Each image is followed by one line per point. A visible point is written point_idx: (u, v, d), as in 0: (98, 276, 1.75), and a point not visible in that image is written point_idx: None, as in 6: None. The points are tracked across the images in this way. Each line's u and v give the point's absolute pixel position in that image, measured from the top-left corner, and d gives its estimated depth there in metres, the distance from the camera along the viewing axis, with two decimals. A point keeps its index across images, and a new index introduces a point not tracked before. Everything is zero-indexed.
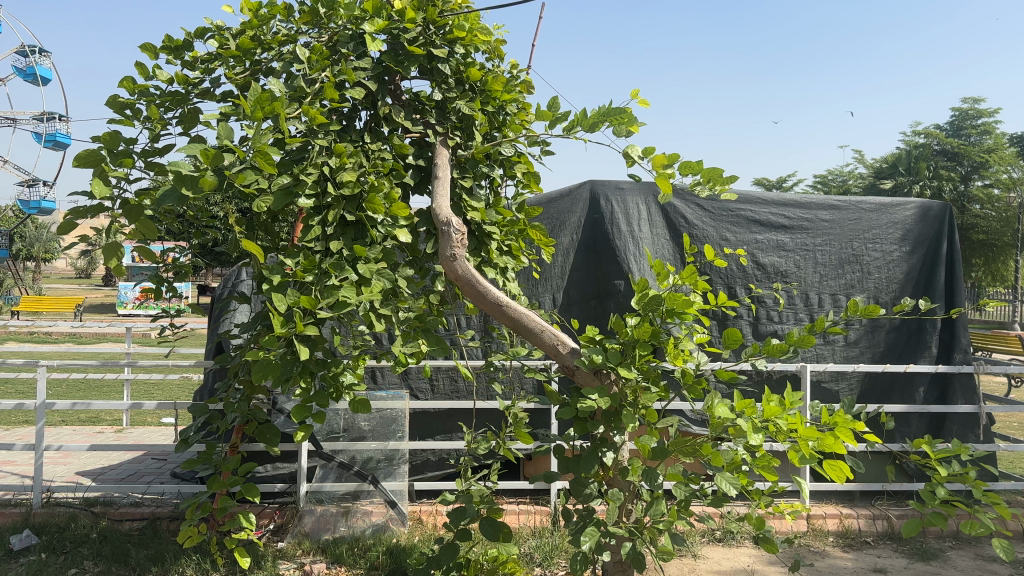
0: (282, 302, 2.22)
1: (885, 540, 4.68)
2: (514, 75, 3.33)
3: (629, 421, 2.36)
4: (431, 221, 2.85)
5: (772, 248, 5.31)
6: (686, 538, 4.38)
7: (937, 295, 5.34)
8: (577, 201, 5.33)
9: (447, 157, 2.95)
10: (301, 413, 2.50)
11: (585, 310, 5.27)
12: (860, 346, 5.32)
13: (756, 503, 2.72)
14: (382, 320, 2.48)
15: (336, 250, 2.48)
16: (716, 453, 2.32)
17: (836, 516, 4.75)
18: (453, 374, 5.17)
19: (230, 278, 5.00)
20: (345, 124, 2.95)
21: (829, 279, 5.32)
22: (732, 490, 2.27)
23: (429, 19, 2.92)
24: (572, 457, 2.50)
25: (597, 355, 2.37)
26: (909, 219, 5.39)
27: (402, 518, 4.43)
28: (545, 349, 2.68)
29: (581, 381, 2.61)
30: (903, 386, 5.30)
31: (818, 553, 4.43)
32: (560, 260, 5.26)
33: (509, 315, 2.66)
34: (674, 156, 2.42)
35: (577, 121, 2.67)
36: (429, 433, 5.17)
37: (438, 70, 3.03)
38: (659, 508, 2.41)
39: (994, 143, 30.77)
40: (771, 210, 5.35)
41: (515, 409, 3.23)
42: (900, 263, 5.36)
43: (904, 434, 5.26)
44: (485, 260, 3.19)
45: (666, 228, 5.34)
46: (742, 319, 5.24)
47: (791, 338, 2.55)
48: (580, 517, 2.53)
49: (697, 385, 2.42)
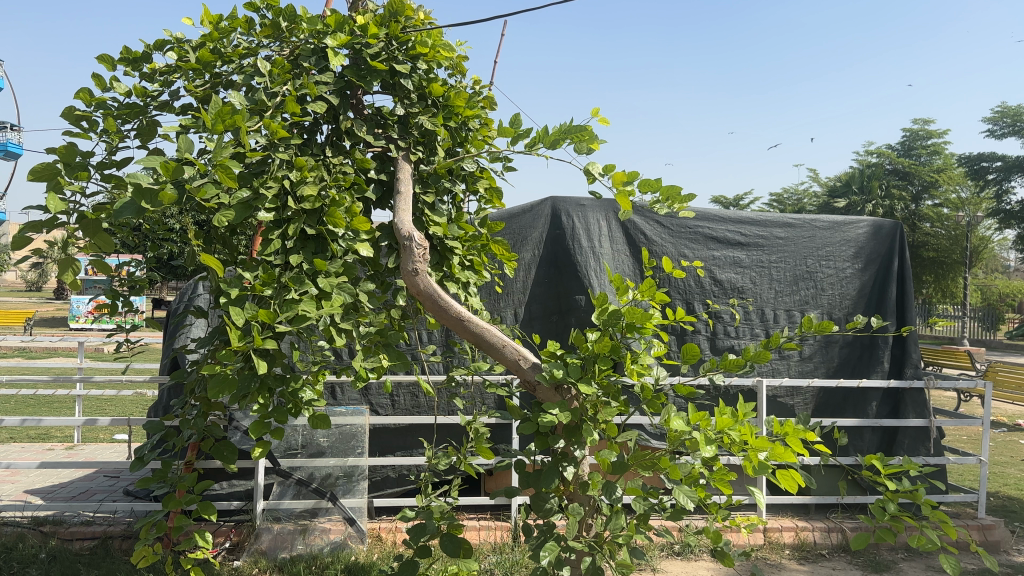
0: (239, 316, 2.19)
1: (839, 552, 4.77)
2: (476, 91, 3.35)
3: (590, 435, 2.37)
4: (393, 236, 2.86)
5: (728, 265, 5.41)
6: (645, 552, 4.45)
7: (889, 311, 5.47)
8: (538, 217, 5.37)
9: (409, 172, 2.95)
10: (259, 429, 2.46)
11: (546, 325, 5.31)
12: (814, 361, 5.44)
13: (715, 516, 2.72)
14: (342, 335, 2.47)
15: (297, 265, 2.46)
16: (674, 467, 2.34)
17: (792, 529, 4.82)
18: (414, 390, 5.17)
19: (185, 292, 4.96)
20: (306, 137, 2.93)
21: (784, 296, 5.42)
22: (689, 503, 2.30)
23: (392, 35, 2.94)
24: (533, 472, 2.49)
25: (557, 369, 2.36)
26: (862, 236, 5.53)
27: (361, 535, 4.38)
28: (506, 364, 2.66)
29: (543, 397, 2.61)
30: (856, 400, 5.43)
31: (773, 566, 4.52)
32: (521, 275, 5.29)
33: (470, 329, 2.62)
34: (634, 173, 2.45)
35: (540, 138, 2.68)
36: (389, 449, 5.16)
37: (400, 86, 3.04)
38: (619, 523, 2.42)
39: (943, 165, 31.80)
40: (728, 227, 5.45)
41: (477, 424, 3.20)
42: (852, 280, 5.49)
43: (858, 448, 5.38)
44: (448, 275, 3.20)
45: (626, 244, 5.41)
46: (700, 334, 5.33)
47: (747, 354, 2.54)
48: (540, 531, 2.53)
49: (657, 399, 2.44)
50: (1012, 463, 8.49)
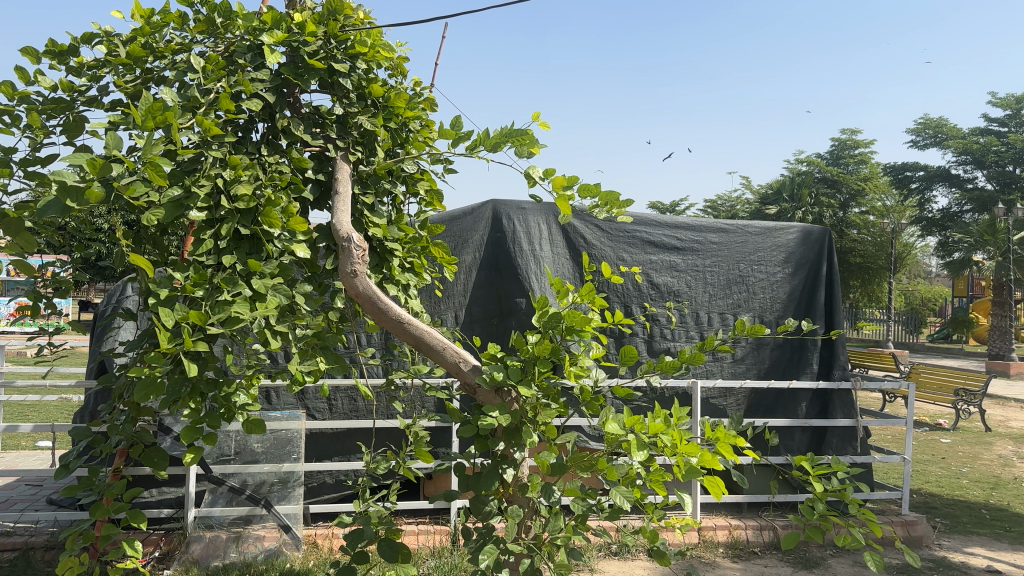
0: (169, 318, 2.12)
1: (771, 550, 4.89)
2: (417, 93, 3.33)
3: (529, 438, 2.37)
4: (330, 237, 2.81)
5: (665, 269, 5.49)
6: (584, 553, 4.50)
7: (818, 316, 5.63)
8: (479, 220, 5.37)
9: (348, 172, 2.90)
10: (191, 435, 2.36)
11: (486, 328, 5.30)
12: (746, 363, 5.58)
13: (651, 516, 2.74)
14: (278, 337, 2.41)
15: (230, 265, 2.39)
16: (611, 468, 2.36)
17: (725, 527, 4.93)
18: (352, 393, 5.12)
19: (113, 294, 4.80)
20: (241, 136, 2.86)
21: (717, 299, 5.55)
22: (625, 504, 2.32)
23: (330, 33, 2.90)
24: (472, 475, 2.47)
25: (498, 372, 2.35)
26: (792, 242, 5.68)
27: (296, 542, 4.33)
28: (446, 367, 2.62)
29: (483, 400, 2.57)
30: (786, 401, 5.58)
31: (708, 564, 4.62)
32: (462, 277, 5.28)
33: (411, 333, 2.58)
34: (574, 178, 2.45)
35: (480, 140, 2.65)
36: (326, 454, 5.08)
37: (339, 85, 2.99)
38: (557, 524, 2.43)
39: (869, 173, 32.94)
40: (665, 232, 5.53)
41: (417, 428, 3.16)
42: (782, 284, 5.64)
43: (788, 448, 5.52)
44: (387, 277, 3.15)
45: (566, 247, 5.44)
46: (638, 337, 5.41)
47: (683, 355, 2.56)
48: (479, 534, 2.51)
49: (595, 401, 2.47)
50: (933, 461, 8.85)
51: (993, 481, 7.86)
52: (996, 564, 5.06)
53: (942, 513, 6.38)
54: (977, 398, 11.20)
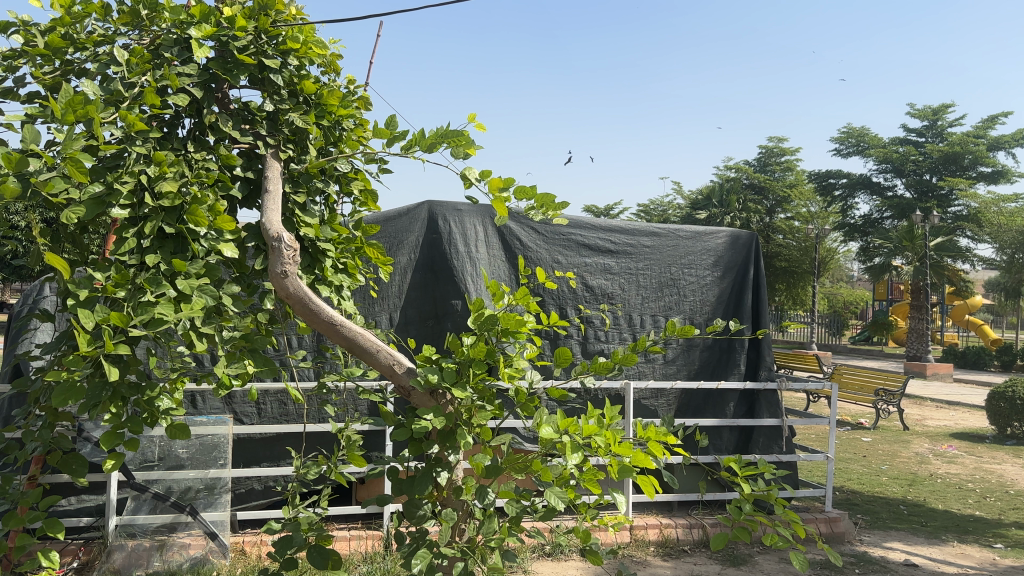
0: (88, 320, 2.01)
1: (700, 548, 4.99)
2: (350, 91, 3.26)
3: (464, 440, 2.34)
4: (260, 236, 2.73)
5: (599, 271, 5.54)
6: (517, 555, 4.51)
7: (746, 318, 5.76)
8: (415, 221, 5.31)
9: (278, 170, 2.81)
10: (111, 440, 2.25)
11: (422, 330, 5.27)
12: (677, 364, 5.66)
13: (584, 516, 2.73)
14: (204, 340, 2.32)
15: (153, 265, 2.29)
16: (545, 469, 2.35)
17: (656, 526, 5.00)
18: (282, 397, 5.00)
19: (29, 294, 4.58)
20: (166, 131, 2.75)
21: (650, 302, 5.63)
22: (559, 504, 2.31)
23: (261, 28, 2.83)
24: (406, 479, 2.42)
25: (432, 374, 2.31)
26: (721, 246, 5.80)
27: (223, 550, 4.20)
28: (380, 370, 2.55)
29: (418, 402, 2.52)
30: (715, 401, 5.70)
31: (639, 563, 4.68)
32: (397, 279, 5.22)
33: (344, 335, 2.51)
34: (510, 180, 2.43)
35: (415, 140, 2.59)
36: (254, 460, 4.96)
37: (269, 81, 2.91)
38: (491, 526, 2.41)
39: (795, 180, 33.96)
40: (599, 235, 5.58)
41: (349, 431, 3.08)
42: (712, 287, 5.76)
43: (717, 448, 5.63)
44: (319, 278, 3.08)
45: (502, 249, 5.43)
46: (572, 339, 5.45)
47: (616, 356, 2.56)
48: (412, 538, 2.48)
49: (530, 402, 2.46)
50: (854, 459, 9.16)
51: (910, 478, 8.17)
52: (913, 558, 5.26)
53: (862, 509, 6.61)
54: (895, 398, 11.63)
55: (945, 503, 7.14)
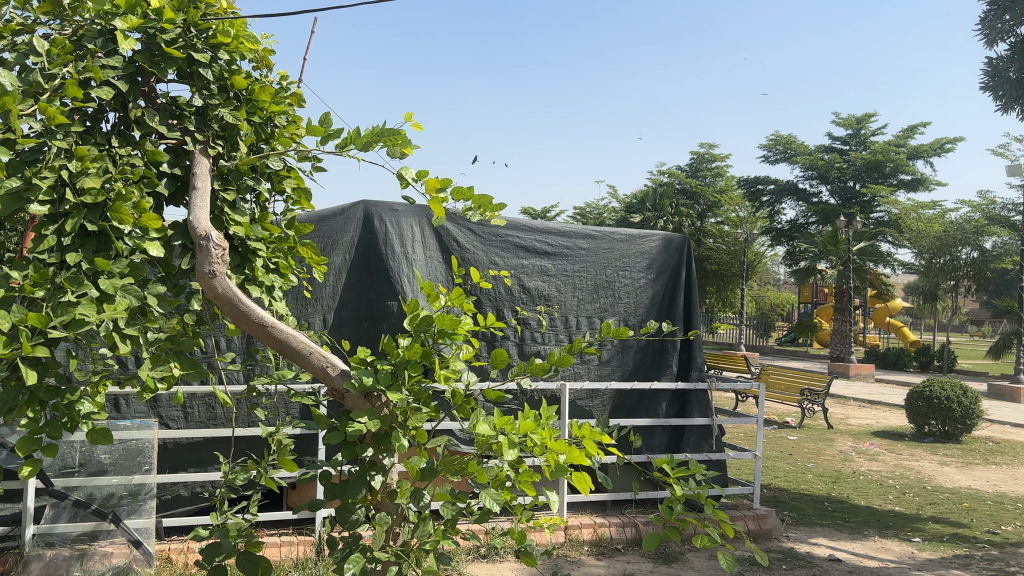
0: (4, 321, 1.92)
1: (633, 546, 5.05)
2: (283, 87, 3.19)
3: (399, 442, 2.31)
4: (187, 235, 2.64)
5: (536, 273, 5.56)
6: (452, 558, 4.50)
7: (678, 319, 5.87)
8: (350, 221, 5.24)
9: (207, 167, 2.73)
10: (28, 446, 2.14)
11: (356, 332, 5.20)
12: (611, 364, 5.73)
13: (519, 517, 2.72)
14: (128, 341, 2.24)
15: (74, 264, 2.20)
16: (481, 470, 2.34)
17: (590, 526, 5.04)
18: (210, 401, 4.87)
19: None
20: (88, 125, 2.64)
21: (585, 303, 5.68)
22: (495, 505, 2.30)
23: (190, 21, 2.75)
24: (338, 483, 2.37)
25: (366, 377, 2.28)
26: (654, 249, 5.89)
27: (147, 558, 4.07)
28: (313, 372, 2.49)
29: (351, 405, 2.46)
30: (648, 401, 5.79)
31: (573, 562, 4.71)
32: (331, 280, 5.14)
33: (274, 336, 2.44)
34: (447, 180, 2.41)
35: (350, 138, 2.55)
36: (180, 465, 4.81)
37: (198, 75, 2.83)
38: (426, 529, 2.39)
39: (725, 185, 34.75)
40: (535, 237, 5.60)
41: (281, 435, 3.00)
42: (646, 289, 5.84)
43: (650, 447, 5.71)
44: (250, 278, 2.99)
45: (439, 250, 5.41)
46: (509, 340, 5.45)
47: (553, 357, 2.56)
48: (345, 543, 2.43)
49: (467, 404, 2.44)
50: (781, 457, 9.42)
51: (833, 475, 8.44)
52: (837, 553, 5.44)
53: (789, 506, 6.80)
54: (820, 397, 12.01)
55: (866, 499, 7.40)
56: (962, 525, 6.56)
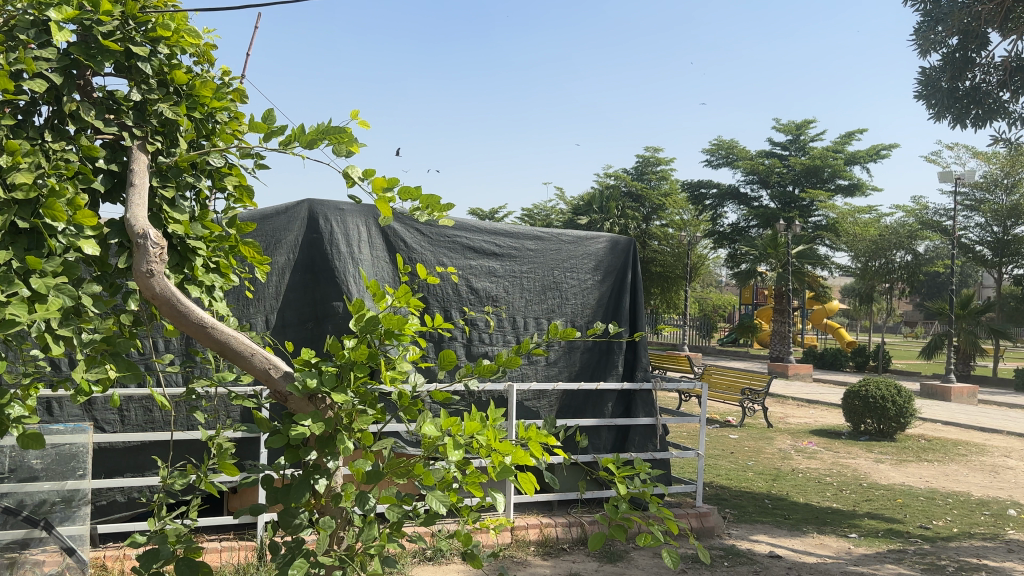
0: None
1: (579, 545, 5.09)
2: (225, 83, 3.13)
3: (343, 444, 2.27)
4: (124, 233, 2.56)
5: (483, 274, 5.56)
6: (398, 561, 4.47)
7: (624, 321, 5.93)
8: (294, 220, 5.15)
9: (145, 163, 2.66)
10: None
11: (300, 333, 5.12)
12: (559, 365, 5.76)
13: (466, 519, 2.71)
14: (61, 343, 2.16)
15: (3, 262, 2.12)
16: (427, 472, 2.32)
17: (536, 526, 5.06)
18: (148, 404, 4.75)
19: None
20: (20, 119, 2.55)
21: (533, 304, 5.70)
22: (441, 508, 2.28)
23: (128, 13, 2.68)
24: (281, 487, 2.32)
25: (310, 379, 2.24)
26: (601, 251, 5.94)
27: (82, 566, 3.77)
28: (255, 374, 2.43)
29: (295, 408, 2.41)
30: (594, 401, 5.83)
31: (520, 563, 4.72)
32: (274, 280, 5.05)
33: (215, 337, 2.38)
34: (395, 180, 2.39)
35: (294, 136, 2.50)
36: (116, 470, 4.67)
37: (137, 69, 2.75)
38: (371, 533, 2.36)
39: (670, 188, 35.27)
40: (483, 238, 5.59)
41: (221, 439, 2.93)
42: (592, 291, 5.89)
43: (596, 447, 5.76)
44: (189, 278, 2.92)
45: (385, 250, 5.37)
46: (456, 341, 5.44)
47: (501, 359, 2.56)
48: (288, 548, 2.39)
49: (414, 406, 2.42)
50: (723, 455, 9.60)
51: (773, 473, 8.64)
52: (776, 549, 5.57)
53: (731, 504, 6.94)
54: (760, 396, 12.28)
55: (805, 496, 7.59)
56: (895, 520, 6.78)
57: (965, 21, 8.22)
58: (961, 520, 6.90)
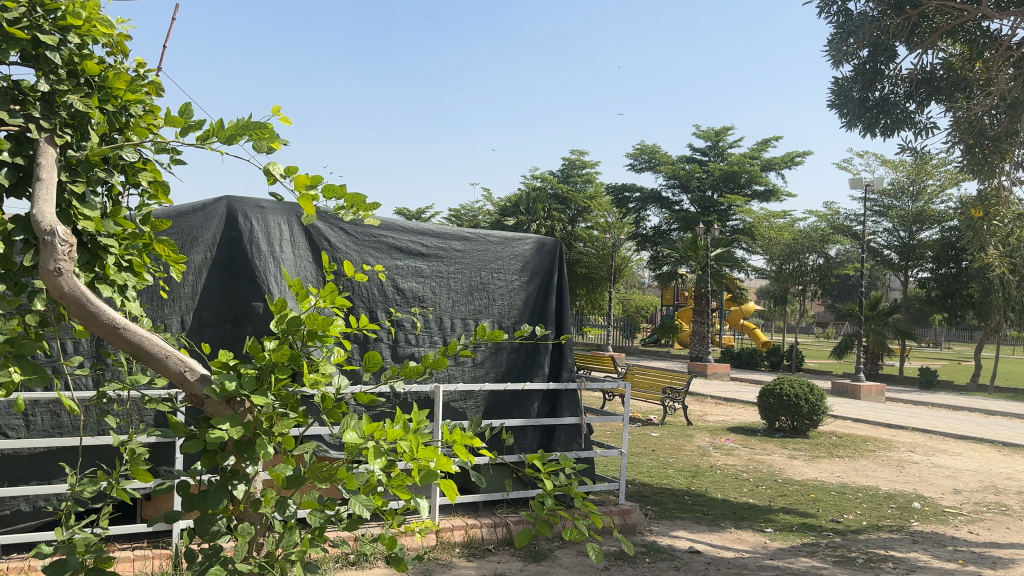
0: None
1: (503, 546, 5.11)
2: (140, 75, 3.01)
3: (263, 449, 2.22)
4: (30, 229, 2.44)
5: (410, 274, 5.51)
6: (320, 566, 4.39)
7: (550, 322, 5.98)
8: (211, 218, 4.99)
9: (54, 157, 2.53)
10: None
11: (218, 334, 4.97)
12: (485, 366, 5.76)
13: (390, 522, 2.68)
14: None
15: None
16: (350, 477, 2.29)
17: (461, 527, 5.04)
18: (56, 408, 4.54)
19: None
20: None
21: (460, 305, 5.68)
22: (365, 512, 2.26)
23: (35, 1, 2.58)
24: (197, 493, 2.25)
25: (229, 382, 2.17)
26: (528, 252, 5.98)
27: None
28: (169, 377, 2.35)
29: (212, 412, 2.33)
30: (520, 402, 5.86)
31: (444, 565, 4.70)
32: (190, 279, 4.88)
33: (127, 338, 2.27)
34: (318, 178, 2.34)
35: (213, 131, 2.43)
36: (21, 478, 4.44)
37: (45, 58, 2.63)
38: (292, 539, 2.31)
39: (595, 191, 35.72)
40: (410, 238, 5.54)
41: (134, 444, 2.82)
42: (519, 292, 5.92)
43: (522, 446, 5.79)
44: (99, 277, 2.80)
45: (308, 249, 5.28)
46: (382, 342, 5.38)
47: (427, 360, 2.54)
48: (205, 556, 2.31)
49: (337, 409, 2.38)
50: (645, 453, 9.78)
51: (693, 470, 8.84)
52: (696, 545, 5.71)
53: (652, 501, 7.08)
54: (680, 395, 12.54)
55: (723, 492, 7.80)
56: (808, 515, 7.03)
57: (875, 34, 8.61)
58: (869, 513, 7.20)
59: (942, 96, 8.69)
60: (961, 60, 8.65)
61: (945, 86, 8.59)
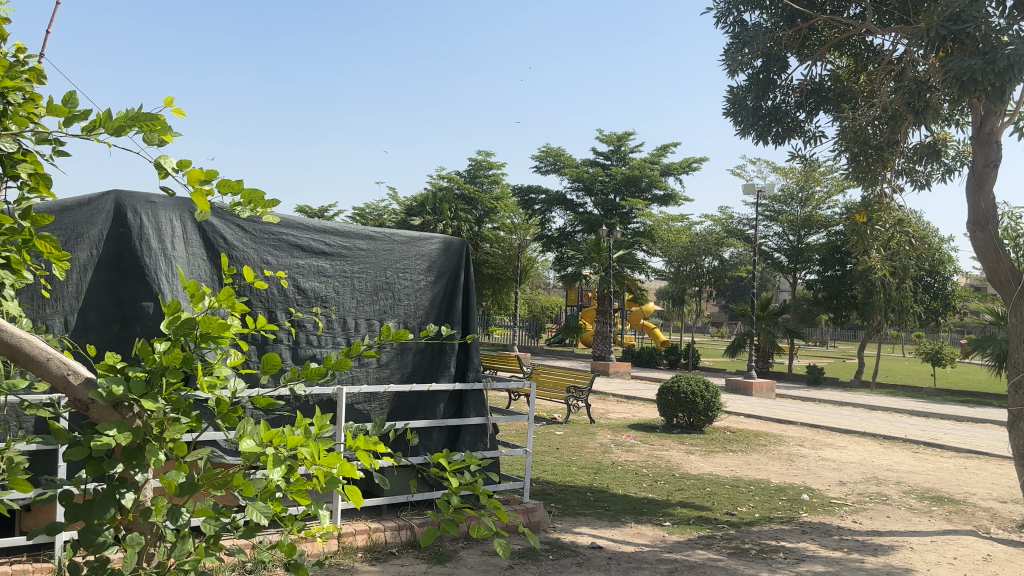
0: None
1: (407, 548, 5.06)
2: (19, 60, 2.83)
3: (153, 455, 2.11)
4: None
5: (312, 274, 5.39)
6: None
7: (456, 322, 5.98)
8: (98, 213, 4.73)
9: None
10: None
11: (104, 336, 4.73)
12: (390, 367, 5.69)
13: (290, 528, 2.61)
14: None
15: None
16: (247, 483, 2.20)
17: (364, 531, 4.97)
18: None
19: None
20: None
21: (364, 305, 5.60)
22: (262, 519, 2.18)
23: None
24: (81, 502, 2.13)
25: (116, 386, 2.06)
26: (433, 252, 5.95)
27: None
28: (51, 381, 2.21)
29: (97, 416, 2.23)
30: (425, 403, 5.82)
31: (346, 570, 4.62)
32: (74, 277, 4.63)
33: (4, 340, 2.17)
34: (213, 173, 2.25)
35: (100, 121, 2.29)
36: None
37: None
38: (185, 548, 2.22)
39: (500, 192, 35.85)
40: (312, 236, 5.42)
41: (12, 453, 2.64)
42: (424, 292, 5.89)
43: (427, 447, 5.75)
44: None
45: (203, 248, 5.10)
46: (282, 344, 5.24)
47: (329, 361, 2.48)
48: (89, 569, 2.19)
49: (233, 413, 2.29)
50: (549, 452, 9.89)
51: (595, 467, 9.00)
52: (598, 540, 5.82)
53: (556, 498, 7.17)
54: (584, 394, 12.74)
55: (624, 488, 7.97)
56: (704, 508, 7.28)
57: (768, 45, 8.91)
58: (761, 505, 7.52)
59: (829, 106, 9.15)
60: (847, 73, 9.21)
61: (832, 96, 9.08)
